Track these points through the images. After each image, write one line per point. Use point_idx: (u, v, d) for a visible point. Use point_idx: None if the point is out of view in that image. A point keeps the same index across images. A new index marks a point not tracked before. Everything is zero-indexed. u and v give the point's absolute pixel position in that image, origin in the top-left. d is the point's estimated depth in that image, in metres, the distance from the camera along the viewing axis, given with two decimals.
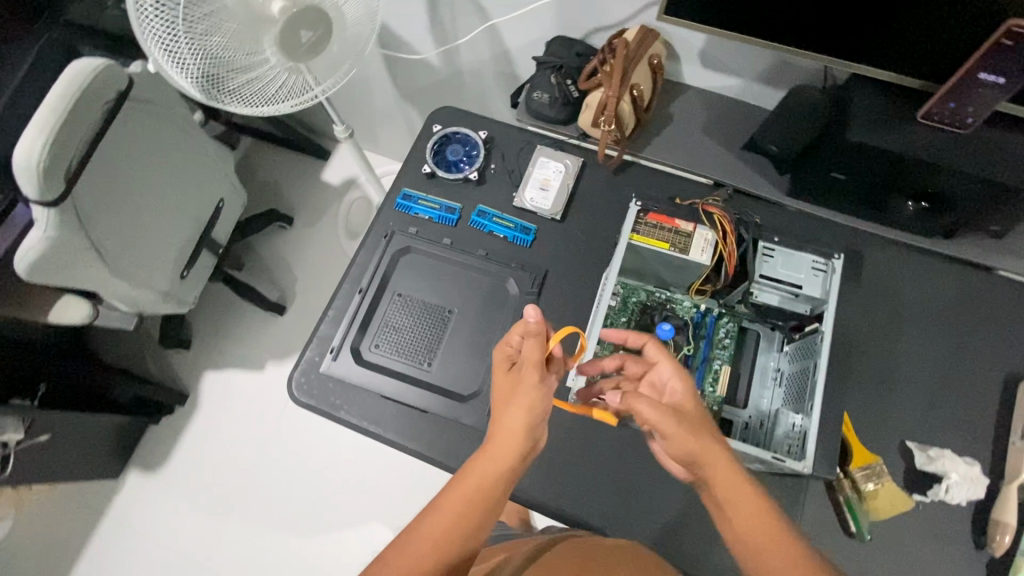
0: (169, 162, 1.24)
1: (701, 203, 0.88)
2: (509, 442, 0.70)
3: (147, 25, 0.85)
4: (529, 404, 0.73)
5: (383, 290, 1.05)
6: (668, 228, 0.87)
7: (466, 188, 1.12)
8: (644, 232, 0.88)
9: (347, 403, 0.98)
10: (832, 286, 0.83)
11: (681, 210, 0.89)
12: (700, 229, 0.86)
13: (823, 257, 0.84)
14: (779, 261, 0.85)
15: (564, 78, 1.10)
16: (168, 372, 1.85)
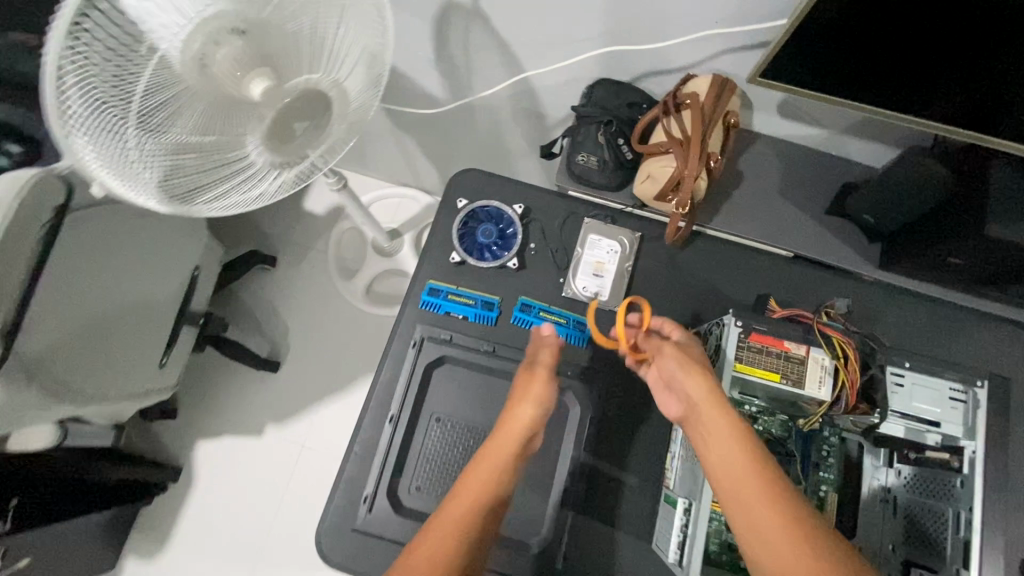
0: (131, 256, 1.04)
1: (816, 320, 0.73)
2: (511, 434, 0.78)
3: (73, 120, 0.58)
4: (536, 403, 0.80)
5: (418, 415, 0.88)
6: (777, 353, 0.72)
7: (505, 276, 0.93)
8: (749, 361, 0.71)
9: (390, 561, 0.83)
10: (976, 422, 0.70)
11: (791, 329, 0.73)
12: (816, 353, 0.71)
13: (962, 384, 0.71)
14: (911, 393, 0.71)
15: (615, 136, 0.90)
16: (154, 445, 1.65)
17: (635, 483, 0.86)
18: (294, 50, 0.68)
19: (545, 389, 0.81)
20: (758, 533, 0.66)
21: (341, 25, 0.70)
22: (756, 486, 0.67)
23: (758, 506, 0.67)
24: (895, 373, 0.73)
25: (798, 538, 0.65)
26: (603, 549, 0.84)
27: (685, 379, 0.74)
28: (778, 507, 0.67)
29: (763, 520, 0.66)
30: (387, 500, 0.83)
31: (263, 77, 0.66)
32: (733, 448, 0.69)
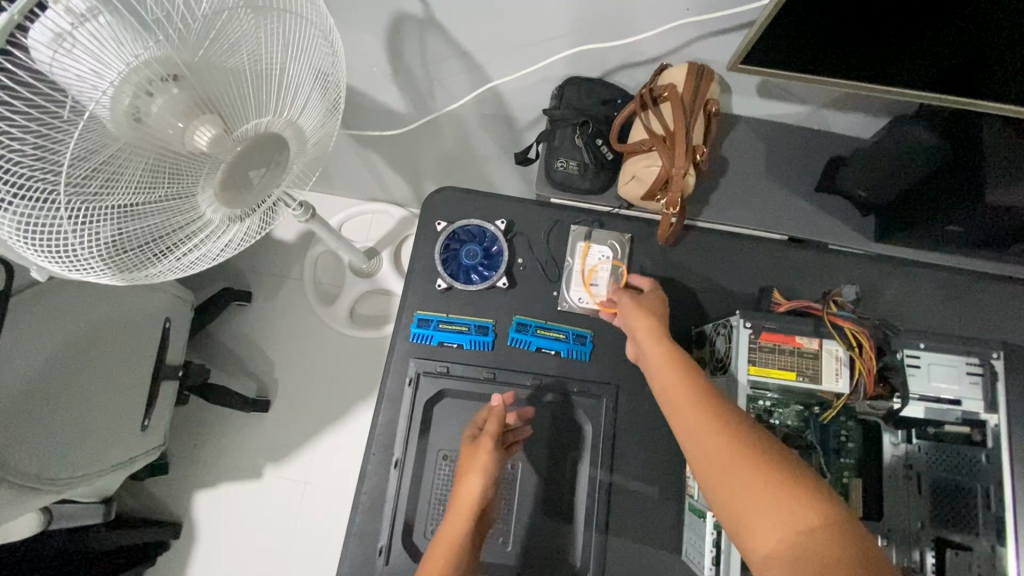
0: (74, 317, 0.98)
1: (826, 312, 0.70)
2: (462, 518, 0.73)
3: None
4: (483, 476, 0.74)
5: (424, 454, 0.83)
6: (789, 350, 0.69)
7: (496, 297, 0.89)
8: (762, 363, 0.69)
9: None
10: (997, 395, 0.68)
11: (800, 323, 0.70)
12: (829, 345, 0.69)
13: (978, 358, 0.69)
14: (930, 375, 0.68)
15: (593, 138, 0.86)
16: (149, 502, 1.58)
17: (656, 493, 0.84)
18: (245, 94, 0.60)
19: (489, 460, 0.75)
20: (704, 456, 0.59)
21: (291, 60, 0.63)
22: (701, 415, 0.61)
23: (704, 428, 0.60)
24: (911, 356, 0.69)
25: (745, 458, 0.56)
26: (633, 567, 0.81)
27: (636, 322, 0.76)
28: (724, 429, 0.59)
29: (705, 442, 0.59)
30: (403, 548, 0.79)
31: (211, 128, 0.57)
32: (679, 380, 0.66)
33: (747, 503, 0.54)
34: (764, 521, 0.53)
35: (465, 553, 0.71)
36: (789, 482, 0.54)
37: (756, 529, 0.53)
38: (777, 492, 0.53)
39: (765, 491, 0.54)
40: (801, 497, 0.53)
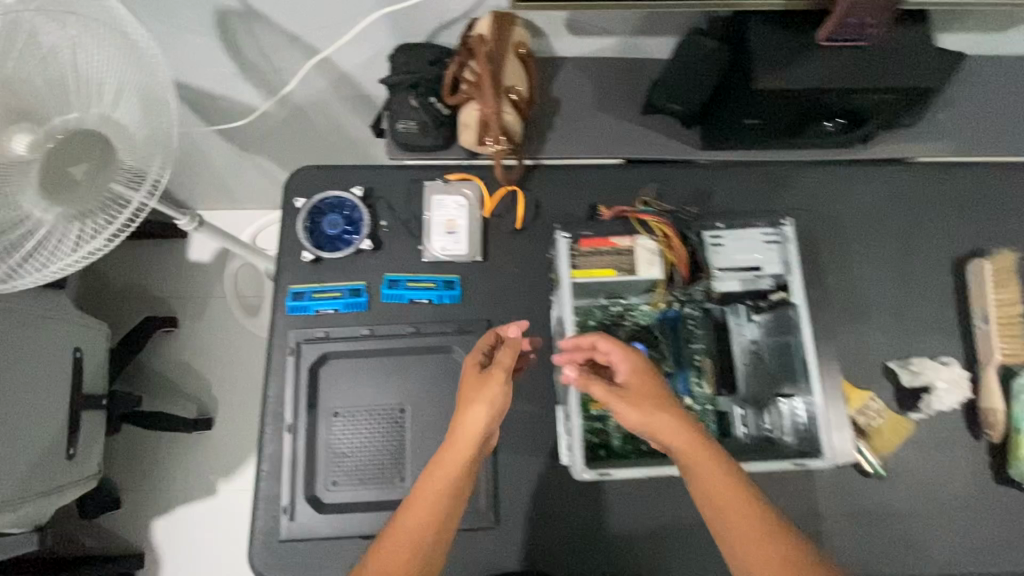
0: None
1: (632, 212, 0.78)
2: (467, 445, 0.71)
3: None
4: (489, 406, 0.72)
5: (316, 415, 0.88)
6: (607, 250, 0.77)
7: (365, 259, 0.94)
8: (583, 265, 0.77)
9: (327, 558, 0.84)
10: (790, 256, 0.77)
11: (614, 226, 0.78)
12: (641, 241, 0.77)
13: (773, 228, 0.79)
14: (731, 247, 0.79)
15: (427, 96, 0.91)
16: (107, 539, 1.58)
17: (538, 410, 0.90)
18: (58, 102, 0.72)
19: (496, 394, 0.73)
20: (746, 553, 0.63)
21: (85, 52, 0.71)
22: (739, 528, 0.64)
23: (737, 519, 0.64)
24: (714, 234, 0.80)
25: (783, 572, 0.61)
26: (526, 480, 0.88)
27: (645, 393, 0.70)
28: (767, 547, 0.63)
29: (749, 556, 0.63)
30: (307, 503, 0.85)
31: (24, 131, 0.69)
32: (714, 470, 0.66)
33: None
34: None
35: (463, 478, 0.71)
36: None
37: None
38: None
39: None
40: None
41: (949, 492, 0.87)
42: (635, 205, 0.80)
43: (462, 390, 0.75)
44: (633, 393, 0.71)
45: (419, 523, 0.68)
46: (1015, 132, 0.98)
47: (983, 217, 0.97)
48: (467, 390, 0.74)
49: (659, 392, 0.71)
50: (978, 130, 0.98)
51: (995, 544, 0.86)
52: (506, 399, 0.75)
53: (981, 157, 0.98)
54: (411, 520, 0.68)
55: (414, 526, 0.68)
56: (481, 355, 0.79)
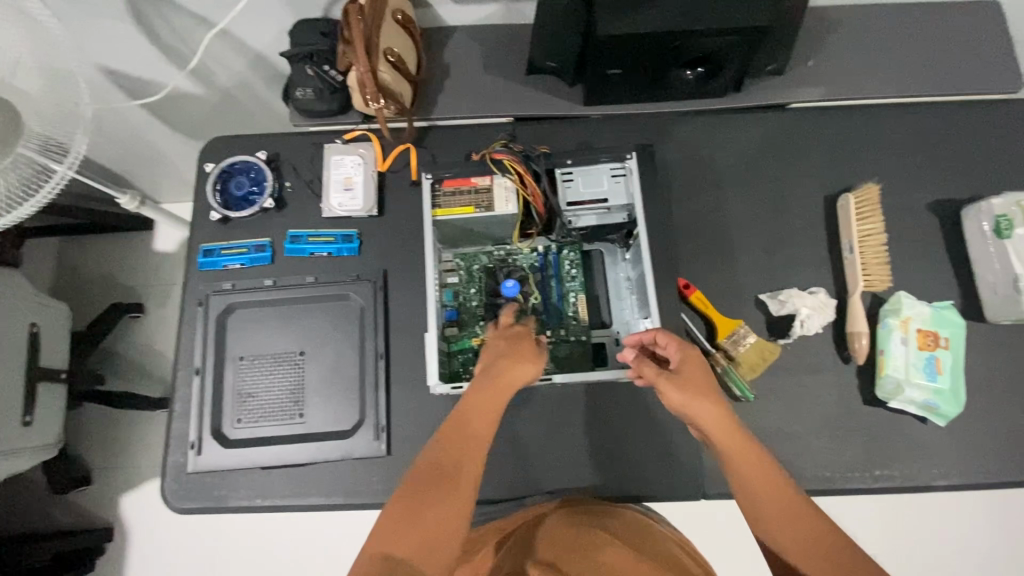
0: None
1: (487, 153, 0.85)
2: (507, 389, 0.77)
3: None
4: (533, 362, 0.79)
5: (223, 359, 0.95)
6: (467, 190, 0.85)
7: (270, 219, 1.02)
8: (446, 204, 0.84)
9: (232, 489, 0.91)
10: (634, 189, 0.84)
11: (473, 166, 0.86)
12: (497, 179, 0.84)
13: (619, 162, 0.86)
14: (579, 182, 0.84)
15: (320, 65, 0.99)
16: (78, 514, 1.66)
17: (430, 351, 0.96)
18: None
19: (540, 354, 0.80)
20: (772, 530, 0.63)
21: None
22: (784, 520, 0.63)
23: (777, 512, 0.64)
24: (565, 172, 0.85)
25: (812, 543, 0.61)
26: (417, 414, 0.93)
27: (684, 379, 0.74)
28: (793, 517, 0.63)
29: (777, 527, 0.63)
30: (213, 440, 0.91)
31: None
32: (745, 450, 0.69)
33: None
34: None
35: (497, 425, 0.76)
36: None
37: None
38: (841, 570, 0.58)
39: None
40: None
41: (819, 413, 0.91)
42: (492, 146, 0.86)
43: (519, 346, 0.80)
44: (683, 378, 0.74)
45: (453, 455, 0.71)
46: (887, 72, 1.02)
47: (853, 156, 1.02)
48: (513, 344, 0.80)
49: (703, 378, 0.75)
50: (853, 71, 1.02)
51: (867, 462, 0.89)
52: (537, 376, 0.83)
53: (855, 98, 1.02)
54: (451, 451, 0.71)
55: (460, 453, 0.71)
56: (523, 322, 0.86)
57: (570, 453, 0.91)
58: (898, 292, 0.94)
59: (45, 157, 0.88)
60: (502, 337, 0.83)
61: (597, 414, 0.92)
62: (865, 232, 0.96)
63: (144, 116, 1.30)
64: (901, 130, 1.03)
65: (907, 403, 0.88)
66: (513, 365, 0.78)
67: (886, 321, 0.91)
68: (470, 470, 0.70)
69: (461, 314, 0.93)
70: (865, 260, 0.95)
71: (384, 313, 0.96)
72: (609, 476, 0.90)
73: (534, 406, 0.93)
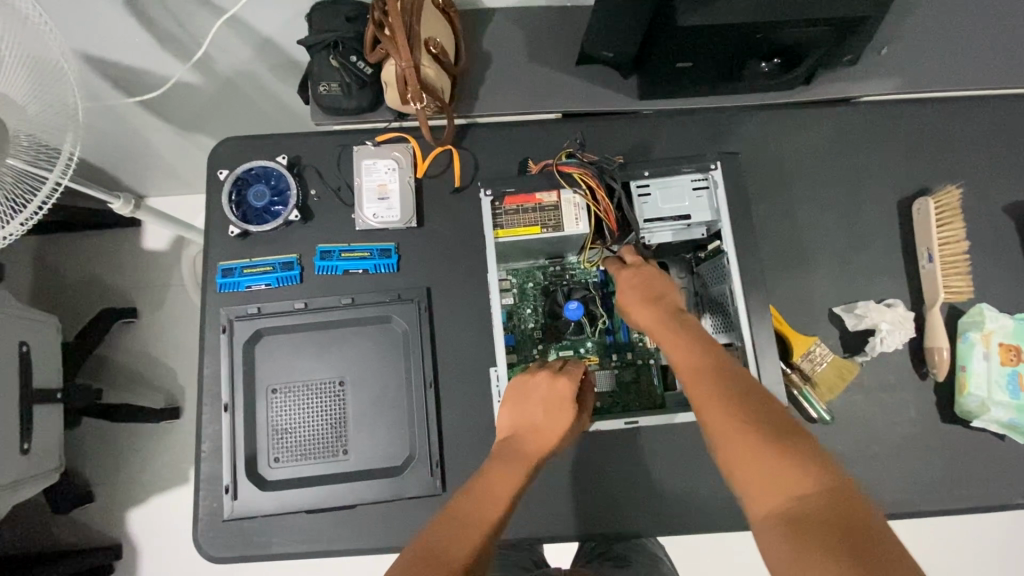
0: None
1: (554, 165, 0.78)
2: (538, 457, 0.70)
3: None
4: (567, 432, 0.72)
5: (254, 392, 0.86)
6: (531, 207, 0.78)
7: (296, 232, 0.91)
8: (508, 225, 0.78)
9: (275, 534, 0.84)
10: (718, 201, 0.77)
11: (537, 180, 0.79)
12: (565, 194, 0.78)
13: (701, 173, 0.79)
14: (658, 197, 0.78)
15: (347, 55, 0.86)
16: (80, 532, 1.54)
17: (482, 376, 0.88)
18: None
19: (576, 422, 0.72)
20: (714, 427, 0.59)
21: None
22: (746, 454, 0.55)
23: (736, 446, 0.56)
24: (641, 184, 0.79)
25: (745, 434, 0.56)
26: (472, 448, 0.86)
27: (623, 292, 0.73)
28: (727, 405, 0.59)
29: (720, 427, 0.58)
30: (249, 482, 0.83)
31: None
32: (683, 346, 0.66)
33: (749, 481, 0.54)
34: (764, 496, 0.53)
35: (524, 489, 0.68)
36: (798, 466, 0.53)
37: (756, 499, 0.54)
38: (774, 463, 0.54)
39: (769, 473, 0.53)
40: (801, 473, 0.53)
41: (898, 433, 0.87)
42: (558, 157, 0.79)
43: (553, 394, 0.72)
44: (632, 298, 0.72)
45: (472, 507, 0.63)
46: (970, 61, 0.93)
47: (928, 155, 0.95)
48: (552, 392, 0.72)
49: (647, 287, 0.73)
50: (935, 61, 0.93)
51: (946, 482, 0.85)
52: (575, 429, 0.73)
53: (932, 91, 0.94)
54: (481, 507, 0.63)
55: (479, 508, 0.63)
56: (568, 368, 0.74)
57: (638, 484, 0.85)
58: (980, 303, 0.89)
59: (34, 163, 0.76)
60: (544, 387, 0.72)
61: (665, 441, 0.86)
62: (945, 239, 0.90)
63: (135, 110, 1.16)
64: (975, 127, 0.96)
65: (990, 422, 0.84)
66: (542, 436, 0.71)
67: (967, 335, 0.87)
68: (470, 552, 0.58)
69: (518, 338, 0.85)
70: (943, 270, 0.89)
71: (430, 336, 0.88)
72: (680, 508, 0.85)
73: (598, 435, 0.86)
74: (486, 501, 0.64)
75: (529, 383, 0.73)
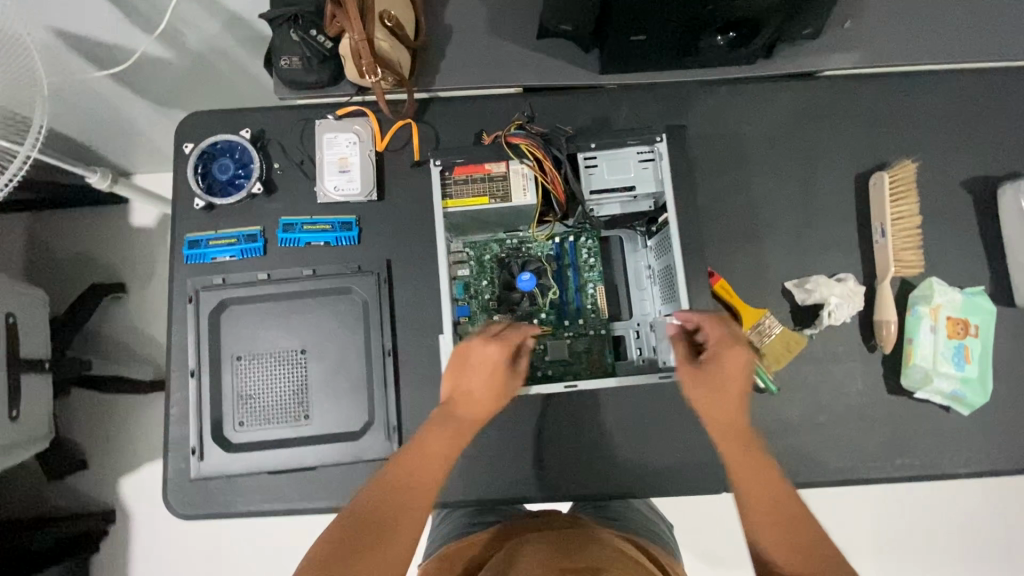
0: None
1: (503, 136, 0.80)
2: (471, 420, 0.74)
3: None
4: (498, 395, 0.75)
5: (220, 360, 0.89)
6: (481, 178, 0.80)
7: (260, 205, 0.94)
8: (457, 195, 0.80)
9: (239, 494, 0.88)
10: (662, 172, 0.80)
11: (487, 152, 0.81)
12: (513, 166, 0.80)
13: (647, 145, 0.82)
14: (603, 168, 0.81)
15: (306, 29, 0.87)
16: (77, 497, 1.59)
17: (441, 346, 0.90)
18: None
19: (507, 384, 0.75)
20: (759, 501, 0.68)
21: None
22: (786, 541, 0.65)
23: (777, 530, 0.66)
24: (588, 156, 0.82)
25: (788, 528, 0.66)
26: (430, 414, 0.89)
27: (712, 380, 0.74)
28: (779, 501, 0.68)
29: (759, 500, 0.68)
30: (215, 445, 0.87)
31: None
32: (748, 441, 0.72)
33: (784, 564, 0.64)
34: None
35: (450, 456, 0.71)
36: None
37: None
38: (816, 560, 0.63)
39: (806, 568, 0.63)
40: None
41: (844, 405, 0.89)
42: (506, 128, 0.81)
43: (480, 353, 0.74)
44: (713, 372, 0.74)
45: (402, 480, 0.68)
46: (936, 35, 0.92)
47: (889, 132, 0.95)
48: (483, 353, 0.74)
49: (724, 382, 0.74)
50: (898, 35, 0.92)
51: (888, 451, 0.88)
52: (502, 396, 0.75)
53: (895, 65, 0.93)
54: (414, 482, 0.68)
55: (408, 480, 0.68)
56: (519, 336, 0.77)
57: (589, 450, 0.88)
58: (930, 277, 0.90)
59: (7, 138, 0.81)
60: (478, 353, 0.74)
61: (617, 409, 0.89)
62: (900, 213, 0.91)
63: (110, 85, 1.17)
64: (937, 103, 0.96)
65: (934, 393, 0.86)
66: (475, 399, 0.74)
67: (915, 308, 0.88)
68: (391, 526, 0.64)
69: (474, 309, 0.87)
70: (896, 244, 0.90)
71: (389, 306, 0.90)
72: (630, 473, 0.88)
73: (552, 403, 0.89)
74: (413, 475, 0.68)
75: (467, 349, 0.75)
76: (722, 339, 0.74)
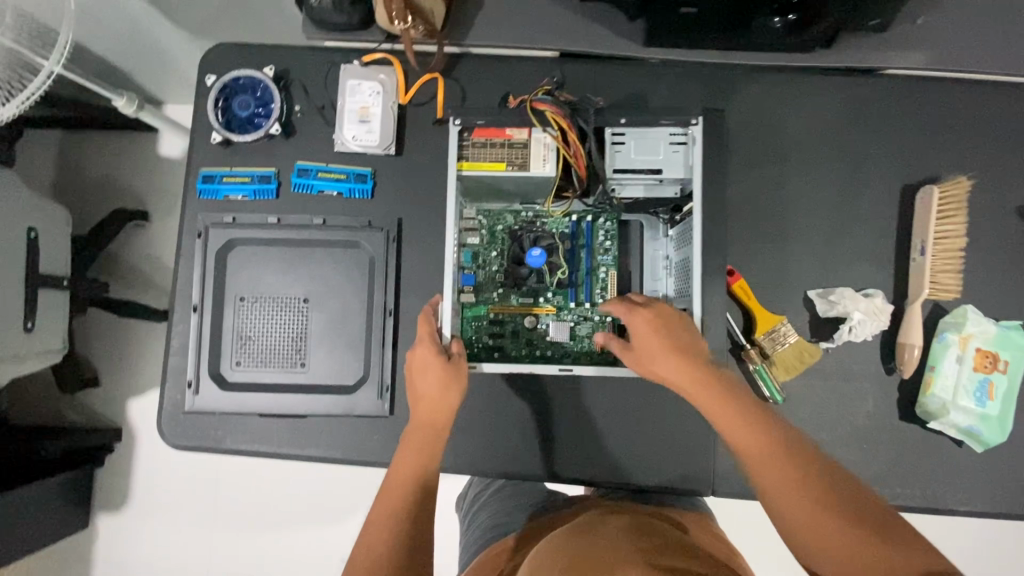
0: None
1: (527, 100, 0.76)
2: (428, 407, 0.76)
3: None
4: (441, 382, 0.75)
5: (222, 298, 0.89)
6: (500, 143, 0.77)
7: (277, 147, 0.92)
8: (473, 157, 0.77)
9: (231, 431, 0.90)
10: (693, 159, 0.76)
11: (510, 116, 0.77)
12: (535, 134, 0.76)
13: (681, 127, 0.77)
14: (631, 147, 0.77)
15: None
16: (86, 411, 1.64)
17: None
18: None
19: (445, 371, 0.75)
20: (761, 471, 0.66)
21: None
22: (799, 503, 0.63)
23: (788, 496, 0.63)
24: (617, 133, 0.78)
25: (797, 489, 0.63)
26: None
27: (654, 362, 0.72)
28: (779, 464, 0.65)
29: (761, 474, 0.65)
30: (210, 381, 0.88)
31: None
32: (723, 406, 0.69)
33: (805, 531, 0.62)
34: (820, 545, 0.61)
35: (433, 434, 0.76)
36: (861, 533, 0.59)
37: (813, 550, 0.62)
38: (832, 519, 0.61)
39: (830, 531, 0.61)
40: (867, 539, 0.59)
41: (850, 425, 0.85)
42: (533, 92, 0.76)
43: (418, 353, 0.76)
44: (645, 353, 0.72)
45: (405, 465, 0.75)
46: (1017, 41, 0.83)
47: (946, 143, 0.88)
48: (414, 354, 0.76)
49: (671, 354, 0.71)
50: (976, 36, 0.84)
51: (890, 477, 0.84)
52: (443, 382, 0.75)
53: (966, 69, 0.85)
54: (394, 485, 0.74)
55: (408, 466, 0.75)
56: (444, 338, 0.77)
57: (580, 436, 0.86)
58: (965, 304, 0.85)
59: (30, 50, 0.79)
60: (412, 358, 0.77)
61: (613, 399, 0.87)
62: (943, 232, 0.85)
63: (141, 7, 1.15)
64: (1004, 116, 0.88)
65: (949, 425, 0.82)
66: (421, 393, 0.76)
67: (944, 335, 0.83)
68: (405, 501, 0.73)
69: (480, 278, 0.85)
70: (935, 265, 0.84)
71: (396, 265, 0.88)
72: (618, 463, 0.86)
73: (548, 384, 0.87)
74: (408, 458, 0.75)
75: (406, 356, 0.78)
76: (638, 315, 0.72)
